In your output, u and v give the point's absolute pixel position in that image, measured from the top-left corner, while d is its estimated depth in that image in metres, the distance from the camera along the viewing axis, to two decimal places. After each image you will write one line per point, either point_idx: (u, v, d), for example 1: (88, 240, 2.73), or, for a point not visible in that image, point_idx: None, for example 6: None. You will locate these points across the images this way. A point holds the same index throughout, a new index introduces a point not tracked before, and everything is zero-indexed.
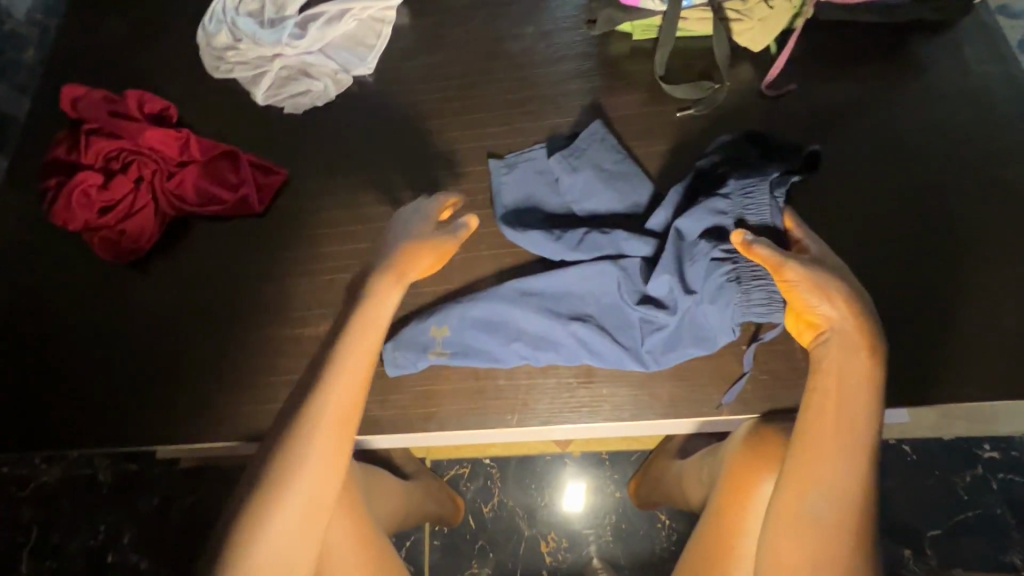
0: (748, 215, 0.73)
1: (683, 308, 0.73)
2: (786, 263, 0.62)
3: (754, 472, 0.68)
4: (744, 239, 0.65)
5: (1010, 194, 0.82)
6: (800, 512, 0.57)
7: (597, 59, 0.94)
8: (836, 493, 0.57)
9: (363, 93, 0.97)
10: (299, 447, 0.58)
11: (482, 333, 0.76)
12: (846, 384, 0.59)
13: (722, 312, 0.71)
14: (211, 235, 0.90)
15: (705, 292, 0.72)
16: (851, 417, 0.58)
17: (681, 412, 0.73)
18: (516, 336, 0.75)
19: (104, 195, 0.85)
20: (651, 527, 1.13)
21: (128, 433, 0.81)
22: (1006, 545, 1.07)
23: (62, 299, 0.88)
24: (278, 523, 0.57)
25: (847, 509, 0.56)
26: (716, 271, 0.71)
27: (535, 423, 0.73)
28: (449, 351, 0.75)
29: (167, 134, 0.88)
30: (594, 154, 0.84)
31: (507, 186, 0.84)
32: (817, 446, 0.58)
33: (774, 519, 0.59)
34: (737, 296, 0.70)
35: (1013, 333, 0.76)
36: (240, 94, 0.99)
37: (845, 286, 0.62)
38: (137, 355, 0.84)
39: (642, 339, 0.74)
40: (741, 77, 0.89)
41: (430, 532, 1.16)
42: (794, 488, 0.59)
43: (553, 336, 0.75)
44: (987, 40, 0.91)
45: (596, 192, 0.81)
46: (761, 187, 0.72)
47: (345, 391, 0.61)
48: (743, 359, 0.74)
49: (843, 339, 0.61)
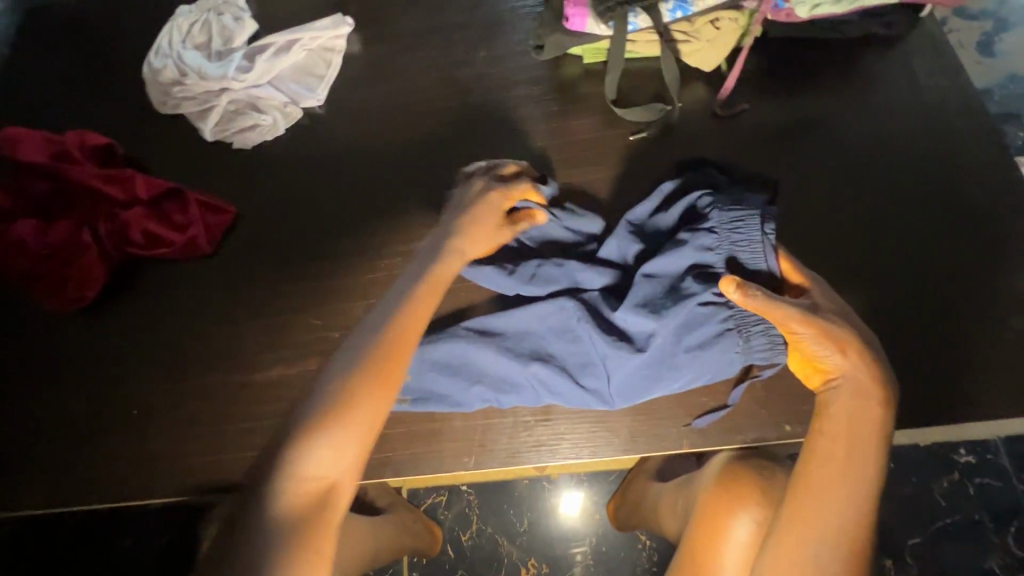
0: (739, 253, 0.70)
1: (660, 346, 0.70)
2: (791, 316, 0.61)
3: (725, 512, 0.67)
4: (739, 286, 0.61)
5: (964, 206, 0.82)
6: (803, 560, 0.55)
7: (550, 83, 0.93)
8: (841, 540, 0.55)
9: (314, 124, 0.95)
10: (359, 367, 0.58)
11: (442, 376, 0.73)
12: (852, 428, 0.59)
13: (721, 356, 0.70)
14: (160, 277, 0.87)
15: (694, 334, 0.70)
16: (859, 460, 0.58)
17: (641, 446, 0.72)
18: (479, 380, 0.73)
19: (43, 242, 0.82)
20: (631, 549, 1.11)
21: (70, 492, 0.76)
22: (986, 551, 1.07)
23: (7, 349, 0.85)
24: (352, 416, 0.56)
25: (849, 557, 0.55)
26: (714, 318, 0.69)
27: (493, 464, 0.72)
28: (410, 398, 0.74)
29: (112, 175, 0.85)
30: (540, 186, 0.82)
31: None
32: (824, 489, 0.57)
33: (772, 565, 0.57)
34: (738, 344, 0.69)
35: (974, 347, 0.76)
36: (188, 128, 0.96)
37: (853, 334, 0.62)
38: (80, 406, 0.80)
39: (607, 379, 0.72)
40: (692, 99, 0.89)
41: (408, 565, 1.13)
42: (796, 535, 0.57)
43: (514, 378, 0.73)
44: (935, 52, 0.91)
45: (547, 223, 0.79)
46: (752, 221, 0.70)
47: (411, 325, 0.62)
48: (731, 392, 0.73)
49: (854, 386, 0.61)
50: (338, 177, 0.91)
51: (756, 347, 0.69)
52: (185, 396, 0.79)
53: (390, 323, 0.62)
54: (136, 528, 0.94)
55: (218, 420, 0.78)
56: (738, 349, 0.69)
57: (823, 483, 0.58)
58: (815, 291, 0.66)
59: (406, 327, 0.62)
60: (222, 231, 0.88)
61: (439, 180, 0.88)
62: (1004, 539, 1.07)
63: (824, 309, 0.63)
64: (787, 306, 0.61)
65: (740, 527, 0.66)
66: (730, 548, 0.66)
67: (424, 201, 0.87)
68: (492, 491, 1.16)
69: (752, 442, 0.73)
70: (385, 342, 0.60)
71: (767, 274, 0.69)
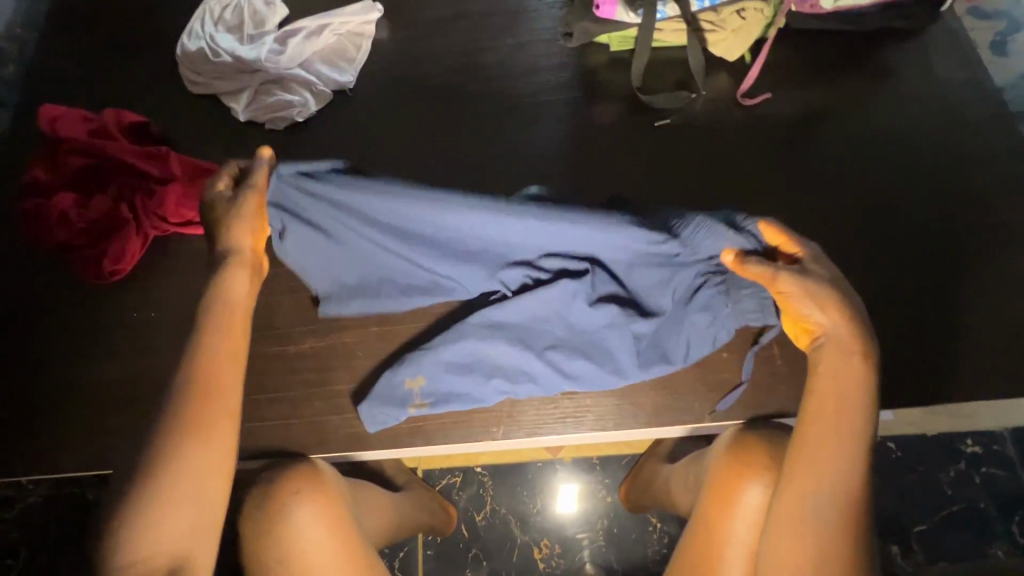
0: (703, 242, 0.69)
1: (670, 314, 0.73)
2: (778, 277, 0.63)
3: (739, 478, 0.68)
4: (735, 259, 0.64)
5: (980, 196, 0.84)
6: (802, 512, 0.59)
7: (575, 70, 0.95)
8: (838, 493, 0.59)
9: (344, 107, 0.97)
10: (173, 424, 0.58)
11: (457, 375, 0.75)
12: (836, 390, 0.62)
13: (720, 321, 0.72)
14: (193, 253, 0.89)
15: (697, 301, 0.71)
16: (847, 416, 0.61)
17: (665, 421, 0.75)
18: (494, 362, 0.75)
19: (85, 216, 0.85)
20: (642, 530, 1.13)
21: (106, 456, 0.79)
22: (990, 538, 1.09)
23: (47, 319, 0.87)
24: (187, 463, 0.57)
25: (847, 509, 0.58)
26: (706, 284, 0.70)
27: (521, 435, 0.75)
28: (429, 402, 0.75)
29: (147, 151, 0.87)
30: (345, 202, 0.72)
31: (315, 266, 0.77)
32: (818, 448, 0.61)
33: (775, 522, 0.61)
34: (727, 304, 0.72)
35: (989, 333, 0.77)
36: (220, 109, 0.98)
37: (838, 294, 0.64)
38: (116, 376, 0.83)
39: (622, 359, 0.74)
40: (716, 88, 0.91)
41: (423, 543, 1.15)
42: (795, 492, 0.60)
43: (527, 368, 0.74)
44: (954, 46, 0.93)
45: (399, 235, 0.73)
46: (713, 221, 0.68)
47: (207, 387, 0.60)
48: (742, 366, 0.76)
49: (836, 343, 0.64)
50: (366, 159, 0.93)
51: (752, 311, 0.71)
52: None
53: (186, 379, 0.60)
54: None
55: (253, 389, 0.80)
56: (729, 310, 0.72)
57: (818, 443, 0.61)
58: (808, 258, 0.65)
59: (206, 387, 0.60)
60: None
61: (465, 163, 0.91)
62: (1008, 526, 1.10)
63: (819, 271, 0.65)
64: (786, 269, 0.64)
65: (751, 492, 0.68)
66: (741, 514, 0.68)
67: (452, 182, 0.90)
68: (506, 473, 1.18)
69: (767, 415, 0.75)
70: (183, 408, 0.58)
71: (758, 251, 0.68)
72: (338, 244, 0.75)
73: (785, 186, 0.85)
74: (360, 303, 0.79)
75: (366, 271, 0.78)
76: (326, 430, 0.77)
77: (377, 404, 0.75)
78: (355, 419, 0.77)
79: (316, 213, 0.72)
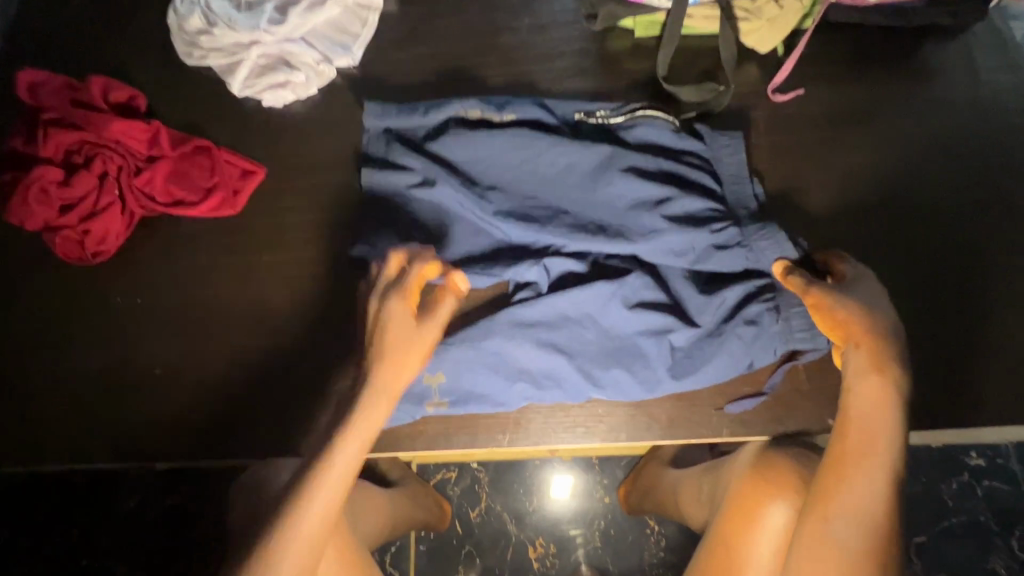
0: (762, 242, 0.73)
1: (716, 324, 0.72)
2: (811, 287, 0.66)
3: (764, 497, 0.67)
4: (784, 268, 0.70)
5: (1017, 208, 0.80)
6: (825, 538, 0.58)
7: (596, 56, 0.90)
8: (863, 522, 0.57)
9: (348, 85, 0.91)
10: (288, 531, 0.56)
11: (482, 375, 0.71)
12: (865, 412, 0.61)
13: (769, 341, 0.71)
14: (184, 237, 0.84)
15: (748, 314, 0.71)
16: (877, 441, 0.60)
17: (679, 433, 0.71)
18: (519, 365, 0.71)
19: (66, 192, 0.78)
20: (639, 533, 1.11)
21: (89, 450, 0.75)
22: (989, 552, 1.08)
23: (23, 302, 0.82)
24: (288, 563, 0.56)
25: (874, 540, 0.57)
26: (755, 300, 0.72)
27: (528, 443, 0.71)
28: (449, 400, 0.71)
29: (136, 126, 0.82)
30: (456, 146, 0.80)
31: (378, 213, 0.79)
32: (845, 471, 0.60)
33: (800, 548, 0.59)
34: (775, 322, 0.71)
35: (1020, 354, 0.74)
36: (216, 83, 0.92)
37: (877, 309, 0.65)
38: (102, 366, 0.79)
39: (655, 365, 0.71)
40: (745, 82, 0.86)
41: (415, 539, 1.13)
42: (817, 517, 0.59)
43: (556, 370, 0.71)
44: (997, 47, 0.88)
45: (482, 179, 0.80)
46: (775, 230, 0.73)
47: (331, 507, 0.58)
48: (772, 376, 0.72)
49: (859, 358, 0.64)
50: None
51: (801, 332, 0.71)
52: (211, 358, 0.78)
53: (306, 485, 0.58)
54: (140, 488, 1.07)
55: (251, 384, 0.77)
56: (778, 331, 0.71)
57: (847, 467, 0.60)
58: (849, 277, 0.68)
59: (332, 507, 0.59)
60: (250, 192, 0.85)
61: None
62: (1007, 541, 1.09)
63: (857, 290, 0.66)
64: (819, 281, 0.67)
65: (777, 513, 0.66)
66: (763, 533, 0.67)
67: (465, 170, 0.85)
68: (502, 470, 1.15)
69: (792, 433, 0.72)
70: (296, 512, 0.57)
71: (798, 259, 0.73)
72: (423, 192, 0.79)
73: (813, 189, 0.81)
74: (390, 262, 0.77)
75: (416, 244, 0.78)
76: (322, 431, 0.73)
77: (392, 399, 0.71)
78: None
79: (413, 154, 0.80)
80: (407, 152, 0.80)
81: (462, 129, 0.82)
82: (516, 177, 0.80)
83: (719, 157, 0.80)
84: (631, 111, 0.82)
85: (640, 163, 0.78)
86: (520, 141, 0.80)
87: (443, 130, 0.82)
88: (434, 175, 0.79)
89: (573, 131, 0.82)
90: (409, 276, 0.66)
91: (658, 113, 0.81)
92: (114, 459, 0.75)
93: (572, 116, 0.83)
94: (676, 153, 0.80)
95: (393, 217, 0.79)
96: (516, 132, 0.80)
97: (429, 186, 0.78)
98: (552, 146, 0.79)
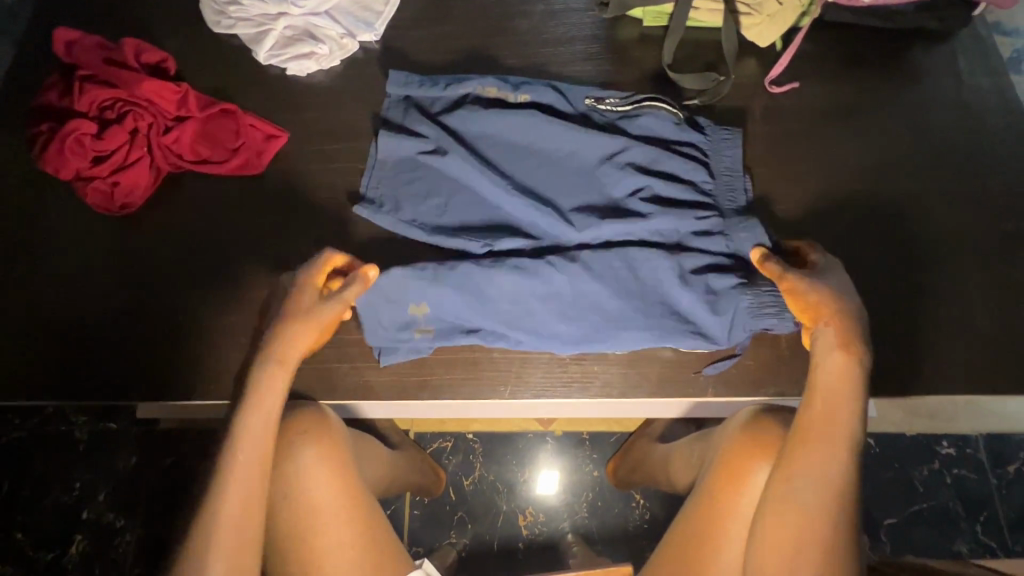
0: (742, 228, 0.79)
1: (683, 271, 0.76)
2: (785, 274, 0.71)
3: (748, 458, 0.71)
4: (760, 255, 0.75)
5: (991, 201, 0.86)
6: (787, 496, 0.64)
7: (605, 42, 0.95)
8: (822, 481, 0.63)
9: (369, 60, 0.96)
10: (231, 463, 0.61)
11: (470, 308, 0.76)
12: (827, 386, 0.66)
13: (732, 321, 0.76)
14: (206, 194, 0.88)
15: (716, 284, 0.76)
16: (836, 408, 0.65)
17: (667, 393, 0.77)
18: (504, 305, 0.76)
19: (99, 144, 0.82)
20: (625, 505, 1.16)
21: (110, 386, 0.80)
22: (955, 535, 1.14)
23: (51, 248, 0.86)
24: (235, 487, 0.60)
25: (832, 496, 0.62)
26: (723, 282, 0.76)
27: (527, 395, 0.76)
28: (428, 308, 0.76)
29: (166, 87, 0.85)
30: (468, 120, 0.85)
31: (385, 172, 0.84)
32: (811, 435, 0.65)
33: (767, 506, 0.65)
34: (745, 297, 0.75)
35: (987, 334, 0.80)
36: (243, 51, 0.96)
37: (844, 294, 0.69)
38: (123, 311, 0.83)
39: (623, 334, 0.75)
40: (744, 74, 0.92)
41: (409, 504, 1.17)
42: (781, 476, 0.65)
43: (553, 322, 0.76)
44: (980, 53, 0.94)
45: (487, 152, 0.85)
46: (754, 223, 0.79)
47: (265, 429, 0.63)
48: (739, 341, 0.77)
49: (826, 337, 0.68)
50: None
51: (772, 308, 0.74)
52: (230, 308, 0.83)
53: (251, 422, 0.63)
54: (141, 445, 1.17)
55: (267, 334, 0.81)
56: (745, 306, 0.75)
57: (813, 434, 0.65)
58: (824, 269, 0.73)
59: (264, 428, 0.63)
60: (272, 154, 0.90)
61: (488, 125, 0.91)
62: (973, 525, 1.14)
63: (827, 278, 0.71)
64: (793, 270, 0.72)
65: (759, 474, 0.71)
66: (748, 492, 0.71)
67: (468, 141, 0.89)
68: (496, 442, 1.20)
69: (771, 395, 0.77)
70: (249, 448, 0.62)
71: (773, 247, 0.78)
72: (435, 158, 0.83)
73: (802, 174, 0.86)
74: (393, 218, 0.82)
75: (420, 208, 0.82)
76: (333, 377, 0.78)
77: (378, 328, 0.77)
78: (362, 368, 0.77)
79: (427, 122, 0.85)
80: (423, 120, 0.86)
81: (477, 104, 0.87)
82: (519, 156, 0.85)
83: (716, 150, 0.84)
84: (639, 102, 0.86)
85: (636, 150, 0.83)
86: (529, 123, 0.85)
87: (459, 105, 0.87)
88: (445, 144, 0.84)
89: (582, 117, 0.87)
90: (319, 258, 0.72)
91: (663, 105, 0.86)
92: (132, 396, 0.80)
93: (583, 102, 0.88)
94: (672, 145, 0.84)
95: (399, 177, 0.84)
96: (527, 112, 0.85)
97: (441, 153, 0.83)
98: (558, 130, 0.84)
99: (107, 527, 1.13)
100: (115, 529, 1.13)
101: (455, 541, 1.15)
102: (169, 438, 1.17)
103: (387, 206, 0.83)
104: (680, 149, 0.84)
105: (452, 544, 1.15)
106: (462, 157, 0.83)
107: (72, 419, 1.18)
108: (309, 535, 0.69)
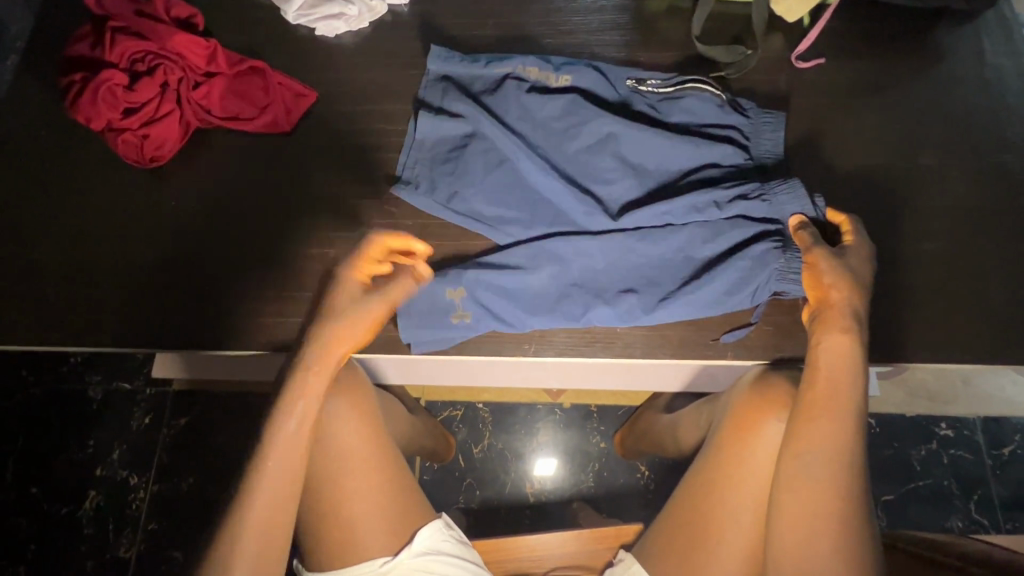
0: (786, 200, 0.77)
1: (705, 237, 0.79)
2: (814, 249, 0.71)
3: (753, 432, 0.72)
4: (798, 223, 0.75)
5: (1007, 179, 0.87)
6: (797, 473, 0.62)
7: (634, 13, 0.95)
8: (831, 455, 0.61)
9: (398, 22, 0.96)
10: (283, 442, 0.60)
11: (497, 296, 0.78)
12: (832, 363, 0.65)
13: (764, 276, 0.76)
14: (234, 150, 0.89)
15: (751, 250, 0.77)
16: (843, 389, 0.64)
17: (687, 355, 0.79)
18: (531, 282, 0.79)
19: (130, 96, 0.82)
20: (629, 476, 1.18)
21: (143, 334, 0.81)
22: (950, 512, 1.16)
23: (83, 198, 0.87)
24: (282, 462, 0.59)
25: (839, 470, 0.60)
26: (760, 245, 0.76)
27: (550, 352, 0.79)
28: (472, 314, 0.78)
29: (195, 42, 0.85)
30: (504, 101, 0.86)
31: (422, 148, 0.86)
32: (814, 411, 0.63)
33: (780, 484, 0.63)
34: (778, 260, 0.76)
35: (1000, 305, 0.82)
36: (272, 10, 0.96)
37: (857, 277, 0.69)
38: (154, 261, 0.84)
39: (642, 301, 0.78)
40: (770, 48, 0.93)
41: (420, 468, 1.20)
42: (790, 452, 0.63)
43: (564, 298, 0.79)
44: (1005, 34, 0.95)
45: (519, 129, 0.85)
46: (796, 185, 0.77)
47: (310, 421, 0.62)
48: (753, 311, 0.80)
49: (835, 315, 0.67)
50: (416, 75, 0.93)
51: (798, 275, 0.75)
52: (259, 262, 0.84)
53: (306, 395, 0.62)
54: (154, 405, 1.17)
55: (293, 287, 0.83)
56: (777, 268, 0.76)
57: (818, 406, 0.63)
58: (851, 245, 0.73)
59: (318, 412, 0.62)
60: (300, 114, 0.90)
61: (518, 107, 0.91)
62: (968, 504, 1.16)
63: (847, 259, 0.71)
64: (823, 243, 0.72)
65: (762, 448, 0.72)
66: (752, 467, 0.72)
67: (500, 95, 0.87)
68: (505, 412, 1.23)
69: (787, 357, 0.79)
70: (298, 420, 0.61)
71: (815, 218, 0.77)
72: (474, 137, 0.85)
73: (823, 148, 0.88)
74: (427, 198, 0.83)
75: (453, 184, 0.83)
76: None
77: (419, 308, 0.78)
78: (389, 323, 0.80)
79: (465, 101, 0.86)
80: (467, 101, 0.86)
81: (517, 83, 0.87)
82: (552, 132, 0.85)
83: (758, 133, 0.85)
84: (681, 83, 0.87)
85: (676, 146, 0.83)
86: (570, 107, 0.85)
87: (501, 83, 0.88)
88: (484, 120, 0.84)
89: (623, 101, 0.88)
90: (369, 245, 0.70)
91: (706, 86, 0.86)
92: (163, 342, 0.81)
93: (625, 83, 0.88)
94: (713, 136, 0.85)
95: (435, 170, 0.85)
96: (569, 96, 0.86)
97: (478, 131, 0.85)
98: (596, 116, 0.84)
99: (120, 485, 1.13)
100: (128, 487, 1.13)
101: (464, 505, 1.18)
102: (183, 398, 1.18)
103: (420, 184, 0.84)
104: (712, 125, 0.85)
105: (460, 508, 1.18)
106: (496, 133, 0.83)
107: (86, 378, 1.17)
108: (337, 480, 0.72)
